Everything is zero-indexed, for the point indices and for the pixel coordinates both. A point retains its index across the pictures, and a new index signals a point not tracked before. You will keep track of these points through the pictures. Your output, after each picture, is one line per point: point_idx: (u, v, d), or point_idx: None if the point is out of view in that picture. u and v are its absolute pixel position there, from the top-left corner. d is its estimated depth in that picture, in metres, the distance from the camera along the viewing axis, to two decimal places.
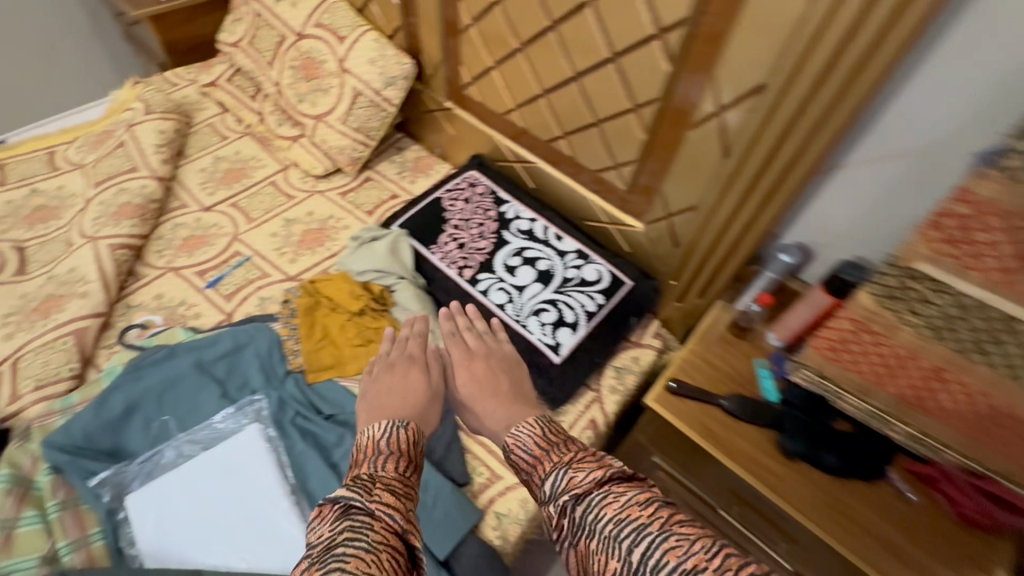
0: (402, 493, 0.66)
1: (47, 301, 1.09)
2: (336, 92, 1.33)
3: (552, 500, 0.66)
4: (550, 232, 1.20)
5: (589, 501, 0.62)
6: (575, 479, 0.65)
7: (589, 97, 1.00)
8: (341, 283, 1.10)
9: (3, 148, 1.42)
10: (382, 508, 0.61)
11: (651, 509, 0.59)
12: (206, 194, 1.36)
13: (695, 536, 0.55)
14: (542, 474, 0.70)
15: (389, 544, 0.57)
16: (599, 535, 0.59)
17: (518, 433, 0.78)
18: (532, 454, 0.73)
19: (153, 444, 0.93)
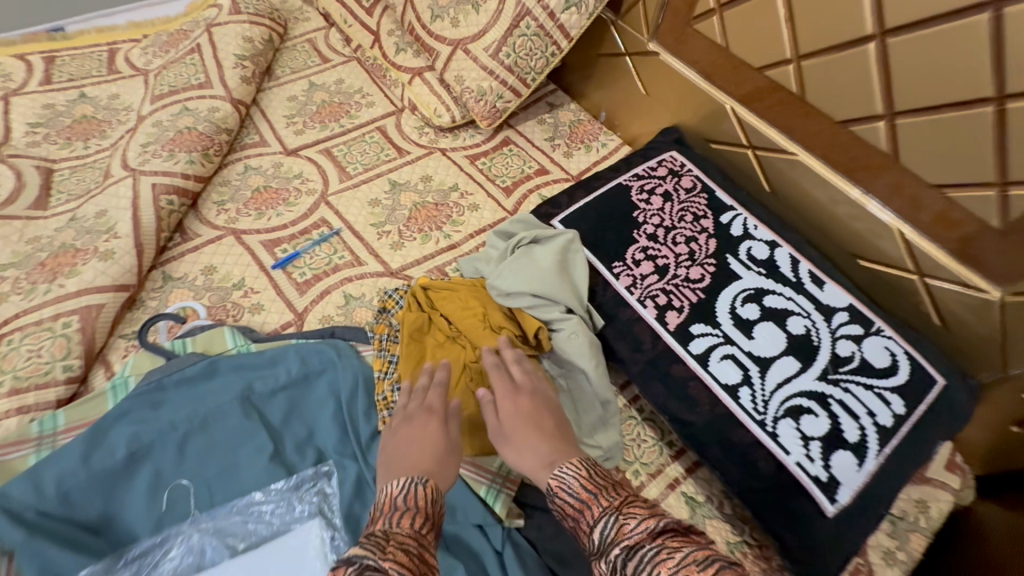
0: (419, 556, 0.44)
1: (59, 253, 0.76)
2: (490, 10, 0.92)
3: (600, 558, 0.45)
4: (804, 270, 0.74)
5: (639, 557, 0.42)
6: (627, 526, 0.45)
7: (1011, 45, 0.53)
8: (469, 298, 0.70)
9: (58, 37, 1.11)
10: (392, 567, 0.41)
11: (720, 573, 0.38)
12: (292, 132, 1.00)
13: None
14: (589, 521, 0.48)
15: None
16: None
17: (562, 468, 0.54)
18: (575, 495, 0.51)
19: (158, 524, 0.58)
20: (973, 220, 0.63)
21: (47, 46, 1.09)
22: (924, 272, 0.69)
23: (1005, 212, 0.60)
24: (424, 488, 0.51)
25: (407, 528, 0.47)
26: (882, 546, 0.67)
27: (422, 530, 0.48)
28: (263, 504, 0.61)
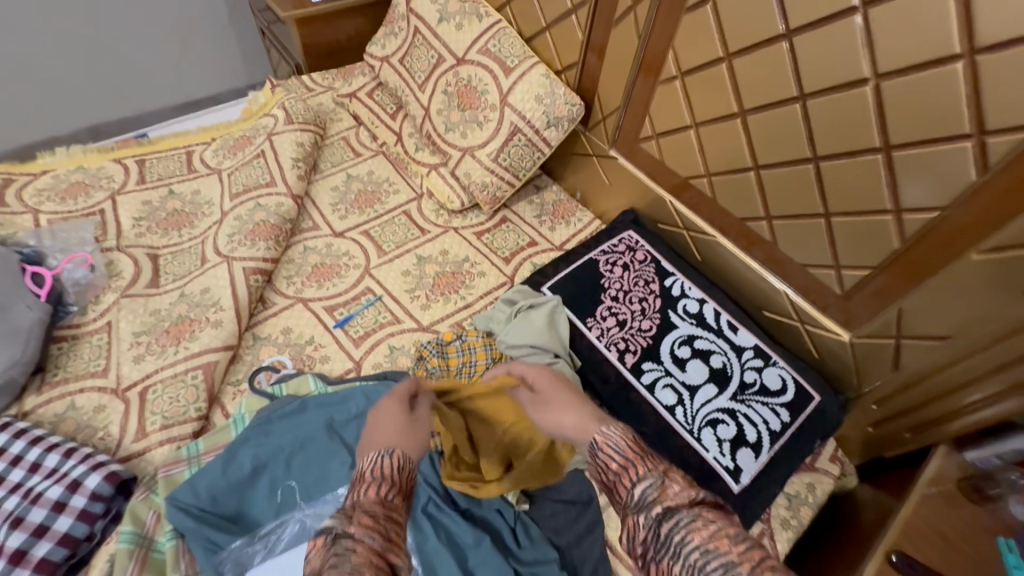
0: (385, 517, 0.53)
1: (178, 323, 1.03)
2: (491, 127, 1.23)
3: (640, 511, 0.50)
4: (724, 320, 1.03)
5: (679, 521, 0.47)
6: (671, 490, 0.49)
7: (826, 185, 0.84)
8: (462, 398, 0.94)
9: (145, 142, 1.40)
10: (357, 532, 0.49)
11: (745, 548, 0.44)
12: (338, 217, 1.28)
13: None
14: (631, 477, 0.52)
15: (377, 564, 0.47)
16: (686, 564, 0.44)
17: (610, 428, 0.58)
18: (622, 453, 0.54)
19: (277, 513, 0.84)
20: (828, 288, 0.93)
21: (137, 150, 1.37)
22: (803, 321, 0.99)
23: (843, 285, 0.90)
24: (398, 458, 0.59)
25: (378, 496, 0.54)
26: (781, 516, 0.93)
27: (390, 496, 0.55)
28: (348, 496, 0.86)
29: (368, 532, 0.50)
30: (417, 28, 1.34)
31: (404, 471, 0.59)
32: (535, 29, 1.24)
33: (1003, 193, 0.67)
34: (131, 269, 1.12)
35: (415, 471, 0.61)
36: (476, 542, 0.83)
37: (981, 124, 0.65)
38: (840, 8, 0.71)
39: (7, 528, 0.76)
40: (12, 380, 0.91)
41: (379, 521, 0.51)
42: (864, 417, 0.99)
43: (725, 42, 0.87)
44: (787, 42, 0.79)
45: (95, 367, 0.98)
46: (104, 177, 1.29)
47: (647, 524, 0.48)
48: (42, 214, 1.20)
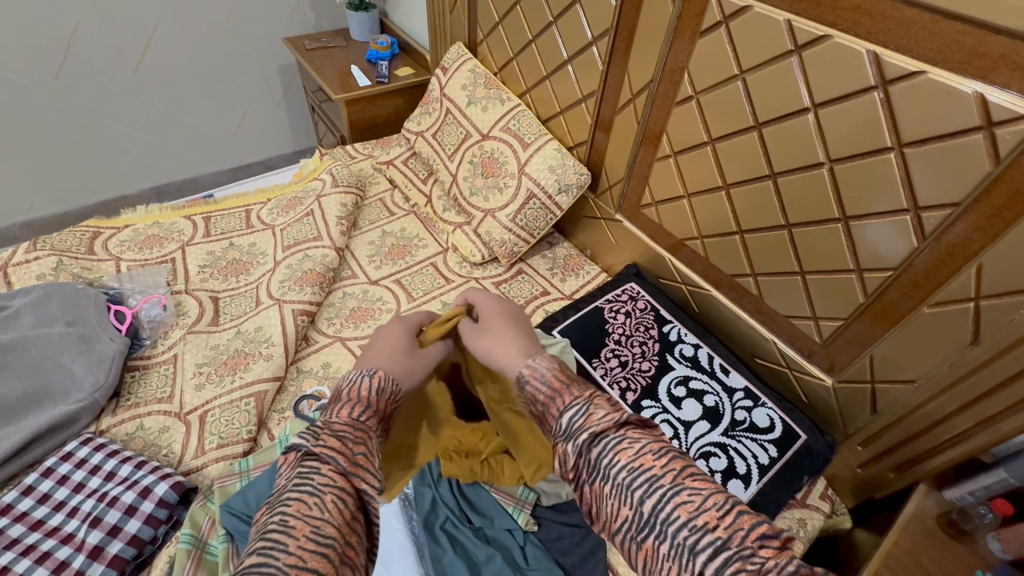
0: (355, 438, 0.57)
1: (234, 356, 1.18)
2: (510, 192, 1.41)
3: (568, 436, 0.56)
4: (716, 363, 1.14)
5: (605, 443, 0.53)
6: (594, 416, 0.56)
7: (799, 248, 0.97)
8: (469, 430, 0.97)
9: (211, 202, 1.62)
10: (319, 452, 0.53)
11: (666, 460, 0.50)
12: (373, 267, 1.45)
13: (709, 491, 0.48)
14: (560, 407, 0.59)
15: (337, 488, 0.51)
16: (614, 481, 0.51)
17: (537, 363, 0.65)
18: (549, 386, 0.62)
19: None
20: (809, 337, 1.04)
21: (204, 209, 1.59)
22: (790, 366, 1.10)
23: (821, 335, 1.02)
24: (367, 386, 0.64)
25: (350, 422, 0.58)
26: None
27: (365, 421, 0.61)
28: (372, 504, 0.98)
29: (332, 452, 0.53)
30: (448, 110, 1.57)
31: (382, 399, 0.65)
32: (551, 112, 1.45)
33: (943, 254, 0.79)
34: (197, 309, 1.30)
35: (394, 396, 0.68)
36: (487, 558, 0.93)
37: (916, 201, 0.78)
38: (795, 108, 0.87)
39: (88, 526, 0.89)
40: (96, 401, 1.06)
41: (347, 446, 0.55)
42: (853, 457, 1.06)
43: (708, 130, 1.03)
44: (757, 132, 0.95)
45: (161, 394, 1.13)
46: (176, 230, 1.50)
47: (576, 450, 0.54)
48: (123, 261, 1.40)
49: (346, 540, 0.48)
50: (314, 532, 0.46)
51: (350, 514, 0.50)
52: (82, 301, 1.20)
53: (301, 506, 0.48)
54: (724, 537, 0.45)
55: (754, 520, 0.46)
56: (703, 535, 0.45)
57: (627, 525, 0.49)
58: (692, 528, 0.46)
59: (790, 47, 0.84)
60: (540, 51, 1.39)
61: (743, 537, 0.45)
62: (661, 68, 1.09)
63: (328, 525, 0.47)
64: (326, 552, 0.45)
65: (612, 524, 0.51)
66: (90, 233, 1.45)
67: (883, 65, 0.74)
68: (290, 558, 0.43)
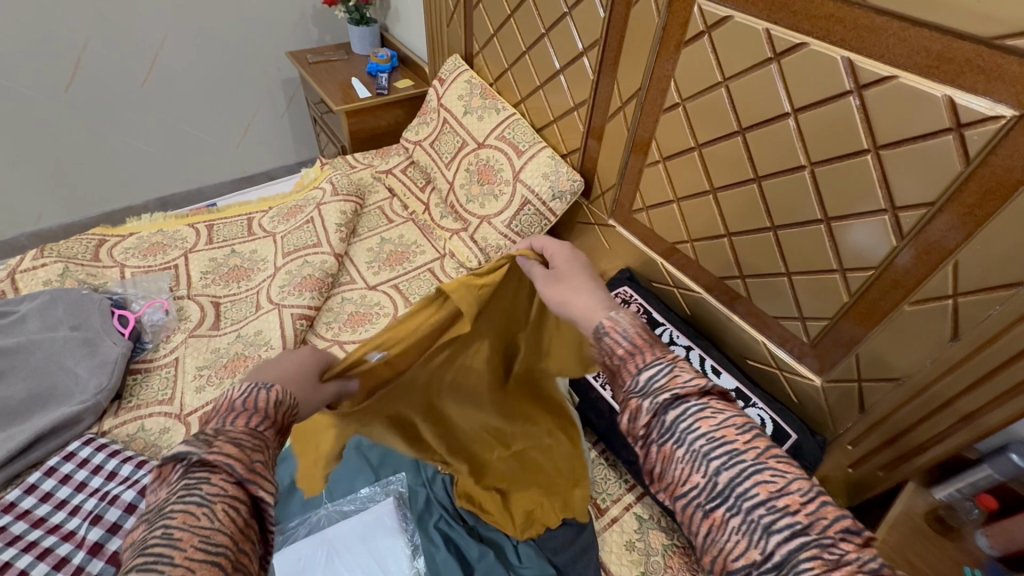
0: (253, 447, 0.53)
1: (234, 359, 1.21)
2: (505, 199, 1.44)
3: (644, 393, 0.56)
4: (707, 364, 1.16)
5: (686, 408, 0.54)
6: (678, 378, 0.56)
7: (784, 249, 0.99)
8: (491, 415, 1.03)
9: (214, 210, 1.66)
10: (212, 460, 0.49)
11: (750, 437, 0.51)
12: (372, 273, 1.48)
13: (794, 476, 0.48)
14: (639, 363, 0.60)
15: (230, 496, 0.47)
16: (689, 448, 0.51)
17: (619, 317, 0.66)
18: (629, 340, 0.63)
19: (304, 509, 0.98)
20: (797, 338, 1.06)
21: (207, 217, 1.63)
22: (779, 367, 1.11)
23: (808, 334, 1.03)
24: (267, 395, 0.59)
25: (249, 427, 0.54)
26: None
27: (262, 430, 0.56)
28: (367, 502, 1.00)
29: (227, 459, 0.49)
30: (446, 119, 1.61)
31: (281, 411, 0.60)
32: (545, 121, 1.48)
33: (921, 251, 0.81)
34: (198, 314, 1.32)
35: (292, 412, 0.63)
36: (480, 556, 0.94)
37: (894, 201, 0.81)
38: (776, 113, 0.90)
39: (88, 524, 0.91)
40: (98, 403, 1.08)
41: (245, 452, 0.51)
42: (844, 457, 1.06)
43: (695, 135, 1.06)
44: (741, 137, 0.97)
45: (162, 396, 1.15)
46: (179, 238, 1.53)
47: (653, 406, 0.55)
48: (128, 268, 1.43)
49: (239, 547, 0.46)
50: (204, 541, 0.43)
51: (245, 522, 0.48)
52: (86, 306, 1.23)
53: (188, 517, 0.44)
54: (804, 523, 0.45)
55: (838, 512, 0.46)
56: (781, 517, 0.45)
57: (696, 492, 0.50)
58: (770, 508, 0.46)
59: (770, 55, 0.88)
60: (534, 62, 1.43)
61: (825, 526, 0.44)
62: (649, 77, 1.12)
63: (220, 534, 0.44)
64: (216, 564, 0.42)
65: (678, 488, 0.51)
66: (96, 241, 1.48)
67: (857, 71, 0.77)
68: (178, 569, 0.40)
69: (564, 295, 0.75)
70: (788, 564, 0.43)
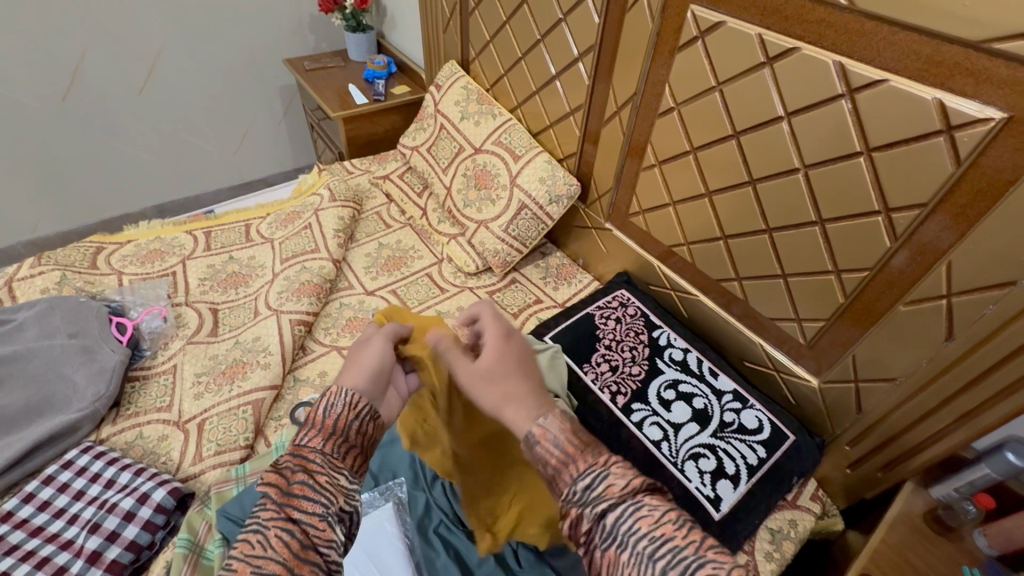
0: (298, 466, 0.59)
1: (233, 365, 1.21)
2: (502, 204, 1.45)
3: (581, 504, 0.57)
4: (705, 366, 1.16)
5: (624, 510, 0.54)
6: (613, 485, 0.56)
7: (780, 251, 1.00)
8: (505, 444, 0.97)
9: (211, 217, 1.66)
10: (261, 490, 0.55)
11: (686, 531, 0.51)
12: (370, 278, 1.48)
13: (731, 565, 0.48)
14: (572, 473, 0.60)
15: (280, 519, 0.53)
16: (633, 550, 0.51)
17: (548, 420, 0.65)
18: (561, 448, 0.62)
19: None
20: (794, 339, 1.06)
21: (205, 224, 1.63)
22: (777, 368, 1.12)
23: (805, 335, 1.04)
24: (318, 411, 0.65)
25: (298, 445, 0.62)
26: (763, 549, 1.00)
27: (312, 443, 0.62)
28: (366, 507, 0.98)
29: (270, 488, 0.56)
30: (442, 125, 1.62)
31: (340, 413, 0.65)
32: (541, 126, 1.49)
33: (916, 251, 0.82)
34: (196, 320, 1.32)
35: (356, 408, 0.67)
36: (480, 561, 0.94)
37: (887, 203, 0.81)
38: (771, 117, 0.91)
39: (87, 532, 0.90)
40: (96, 411, 1.08)
41: (286, 475, 0.57)
42: (842, 458, 1.07)
43: (690, 139, 1.07)
44: (736, 141, 0.98)
45: (160, 403, 1.15)
46: (177, 245, 1.53)
47: (592, 516, 0.55)
48: (126, 275, 1.43)
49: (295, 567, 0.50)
50: (256, 569, 0.48)
51: (300, 538, 0.52)
52: (84, 314, 1.23)
53: (246, 547, 0.51)
54: None
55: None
56: None
57: None
58: None
59: (763, 60, 0.89)
60: (530, 68, 1.44)
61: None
62: (643, 82, 1.13)
63: (272, 559, 0.49)
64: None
65: None
66: (93, 249, 1.48)
67: (849, 75, 0.78)
68: None
69: (497, 397, 0.73)
70: None
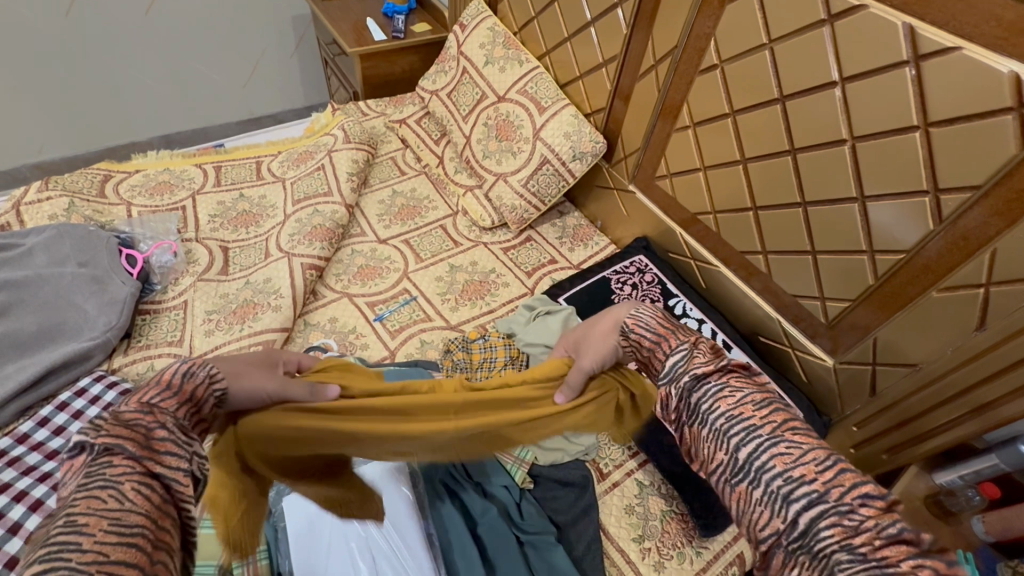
0: (144, 428, 0.59)
1: (243, 305, 1.20)
2: (524, 156, 1.39)
3: (673, 381, 0.68)
4: (719, 338, 1.16)
5: (707, 389, 0.66)
6: (697, 360, 0.68)
7: (812, 226, 0.96)
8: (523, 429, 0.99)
9: (221, 151, 1.61)
10: (106, 440, 0.57)
11: (766, 413, 0.62)
12: (383, 226, 1.45)
13: (809, 449, 0.58)
14: (665, 349, 0.72)
15: (137, 477, 0.56)
16: (712, 428, 0.63)
17: (637, 311, 0.77)
18: (653, 331, 0.74)
19: None
20: (813, 318, 1.05)
21: (215, 158, 1.58)
22: (792, 345, 1.11)
23: (827, 314, 1.02)
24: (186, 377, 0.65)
25: (145, 402, 0.61)
26: None
27: (163, 402, 0.62)
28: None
29: (122, 443, 0.57)
30: (465, 68, 1.54)
31: (199, 382, 0.66)
32: (570, 76, 1.41)
33: (958, 235, 0.78)
34: (206, 257, 1.30)
35: (213, 382, 0.68)
36: (484, 512, 0.94)
37: (937, 183, 0.77)
38: (823, 82, 0.85)
39: None
40: (107, 341, 1.08)
41: (142, 430, 0.59)
42: (846, 438, 1.07)
43: (730, 101, 1.01)
44: (781, 105, 0.93)
45: (171, 338, 1.15)
46: (187, 178, 1.49)
47: (681, 392, 0.67)
48: (134, 206, 1.40)
49: (159, 524, 0.54)
50: (114, 523, 0.51)
51: (154, 497, 0.56)
52: (94, 243, 1.21)
53: (93, 501, 0.52)
54: (821, 492, 0.54)
55: (854, 481, 0.55)
56: (798, 484, 0.56)
57: (722, 466, 0.61)
58: (787, 479, 0.56)
59: (824, 17, 0.82)
60: (563, 12, 1.34)
61: (842, 493, 0.54)
62: (687, 34, 1.05)
63: (132, 514, 0.53)
64: (132, 541, 0.51)
65: (709, 463, 0.64)
66: (101, 176, 1.45)
67: (918, 39, 0.73)
68: (85, 556, 0.48)
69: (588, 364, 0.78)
70: (811, 529, 0.54)
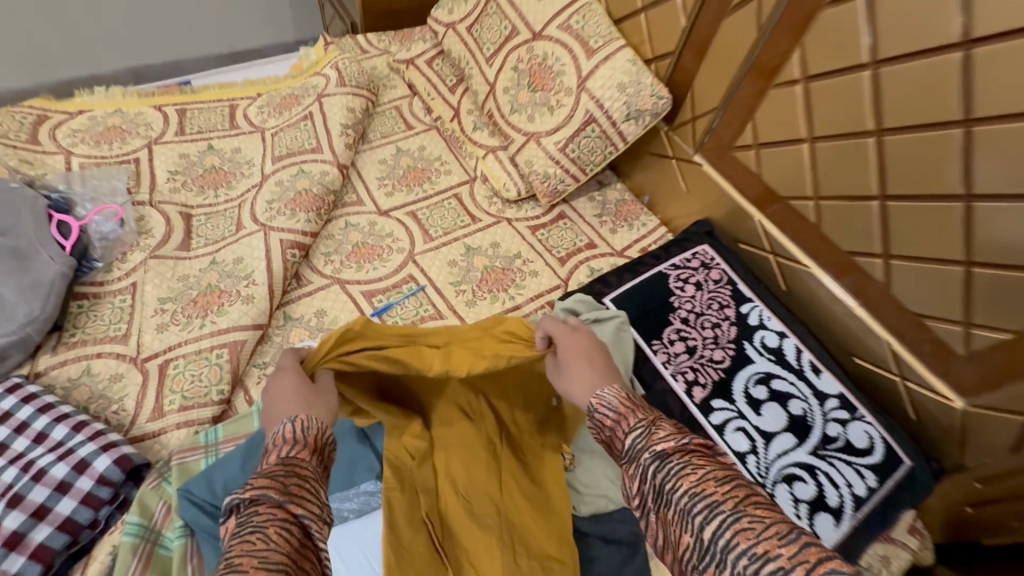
0: (291, 473, 0.51)
1: (206, 293, 0.95)
2: (563, 112, 1.10)
3: (630, 460, 0.53)
4: (805, 359, 0.91)
5: (667, 465, 0.49)
6: (657, 436, 0.53)
7: (973, 228, 0.71)
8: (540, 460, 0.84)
9: (187, 91, 1.31)
10: (253, 490, 0.47)
11: (728, 485, 0.46)
12: (383, 193, 1.18)
13: (772, 520, 0.42)
14: (624, 429, 0.57)
15: (279, 519, 0.46)
16: (674, 506, 0.47)
17: (602, 390, 0.62)
18: (615, 410, 0.59)
19: None
20: (945, 346, 0.80)
21: (179, 98, 1.28)
22: (904, 376, 0.86)
23: (969, 345, 0.77)
24: (294, 427, 0.56)
25: (282, 456, 0.53)
26: None
27: (300, 456, 0.54)
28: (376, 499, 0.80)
29: (264, 489, 0.48)
30: None
31: (315, 433, 0.57)
32: (627, 9, 1.11)
33: None
34: (162, 226, 1.04)
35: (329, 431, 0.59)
36: None
37: None
38: None
39: (4, 507, 0.69)
40: (27, 338, 0.84)
41: (284, 477, 0.49)
42: (958, 492, 0.86)
43: (871, 46, 0.74)
44: (959, 54, 0.66)
45: (115, 332, 0.91)
46: (143, 124, 1.21)
47: (639, 472, 0.51)
48: (74, 156, 1.12)
49: (300, 566, 0.44)
50: (262, 562, 0.42)
51: (297, 542, 0.46)
52: (12, 204, 0.94)
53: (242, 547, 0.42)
54: (787, 569, 0.39)
55: (824, 555, 0.39)
56: (765, 566, 0.39)
57: (687, 554, 0.45)
58: (752, 557, 0.40)
59: None
60: None
61: (809, 572, 0.38)
62: None
63: (277, 555, 0.43)
64: None
65: (675, 555, 0.46)
66: (34, 116, 1.17)
67: None
68: None
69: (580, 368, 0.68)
70: None
